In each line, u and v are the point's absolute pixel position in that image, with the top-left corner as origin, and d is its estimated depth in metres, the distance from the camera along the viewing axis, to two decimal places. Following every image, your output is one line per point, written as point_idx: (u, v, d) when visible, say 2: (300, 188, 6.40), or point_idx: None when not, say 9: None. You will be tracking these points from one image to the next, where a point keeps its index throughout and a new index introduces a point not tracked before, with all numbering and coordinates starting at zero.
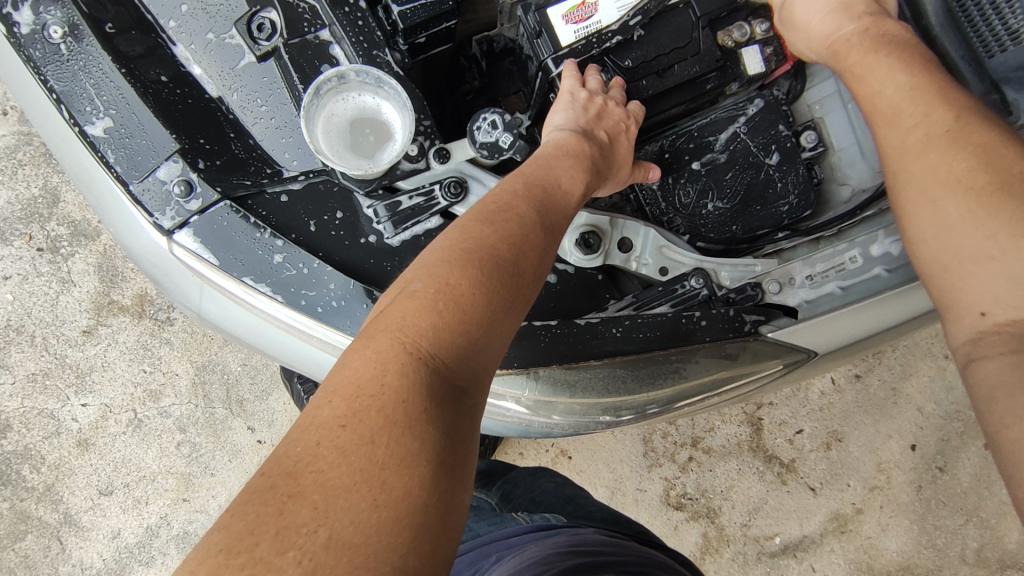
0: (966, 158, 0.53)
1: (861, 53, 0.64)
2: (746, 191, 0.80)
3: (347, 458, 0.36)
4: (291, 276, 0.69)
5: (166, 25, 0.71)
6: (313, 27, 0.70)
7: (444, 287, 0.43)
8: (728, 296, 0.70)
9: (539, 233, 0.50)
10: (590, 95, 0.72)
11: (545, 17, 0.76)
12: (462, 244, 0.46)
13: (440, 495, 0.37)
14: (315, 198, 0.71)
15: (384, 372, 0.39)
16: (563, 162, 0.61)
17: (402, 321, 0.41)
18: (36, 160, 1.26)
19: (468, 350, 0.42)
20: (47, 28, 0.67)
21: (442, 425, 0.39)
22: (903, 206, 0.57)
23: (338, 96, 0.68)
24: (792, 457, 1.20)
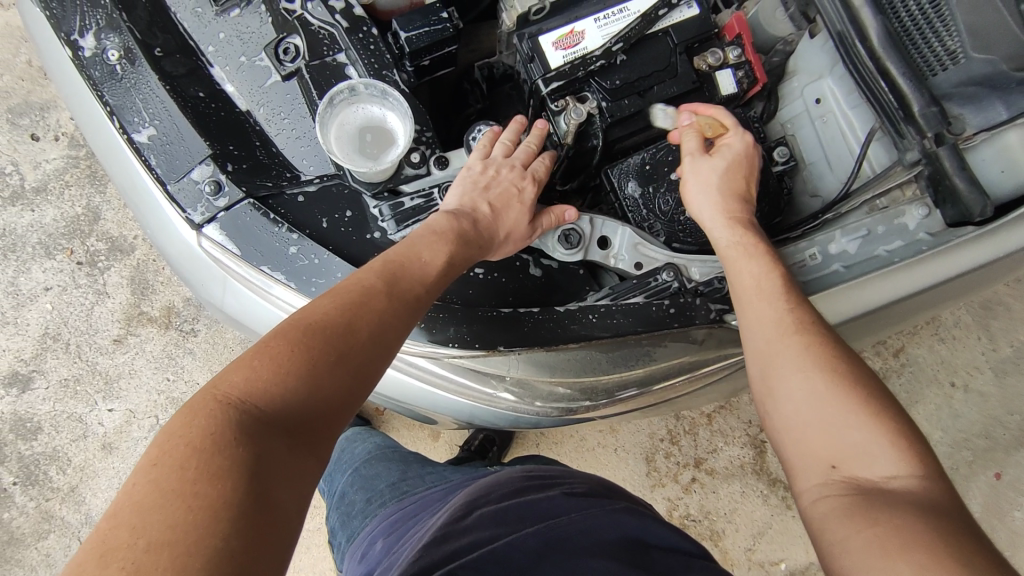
0: (829, 345, 0.60)
1: (755, 238, 0.73)
2: None
3: (154, 483, 0.41)
4: (303, 265, 0.76)
5: (205, 50, 0.82)
6: (332, 52, 0.80)
7: (259, 350, 0.50)
8: (697, 288, 0.76)
9: (366, 295, 0.58)
10: (484, 167, 0.77)
11: (537, 44, 0.86)
12: (283, 319, 0.54)
13: (255, 494, 0.43)
14: (328, 199, 0.80)
15: (197, 419, 0.45)
16: (420, 235, 0.68)
17: (223, 382, 0.49)
18: (81, 181, 1.41)
19: (283, 389, 0.49)
20: (106, 52, 0.79)
21: (257, 450, 0.45)
22: (769, 375, 0.62)
23: (350, 107, 0.78)
24: None
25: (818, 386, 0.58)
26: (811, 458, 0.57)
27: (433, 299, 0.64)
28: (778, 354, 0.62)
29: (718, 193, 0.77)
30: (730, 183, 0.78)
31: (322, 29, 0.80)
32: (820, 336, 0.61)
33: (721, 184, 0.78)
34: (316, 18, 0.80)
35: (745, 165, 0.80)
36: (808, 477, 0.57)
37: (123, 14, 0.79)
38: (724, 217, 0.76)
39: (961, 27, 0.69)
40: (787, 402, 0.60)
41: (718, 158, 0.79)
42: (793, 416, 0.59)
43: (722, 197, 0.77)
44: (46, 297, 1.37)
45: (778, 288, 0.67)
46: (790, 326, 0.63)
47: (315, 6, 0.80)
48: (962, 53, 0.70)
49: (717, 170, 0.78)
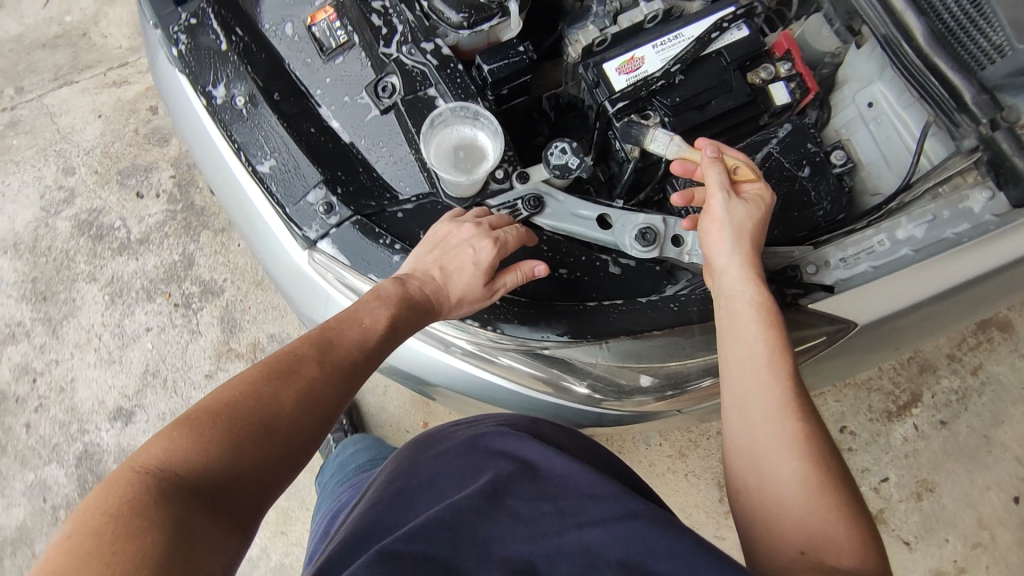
0: (809, 436, 0.61)
1: (763, 300, 0.71)
2: (784, 200, 0.92)
3: (74, 549, 0.45)
4: None
5: (314, 93, 0.95)
6: (424, 86, 0.91)
7: (178, 423, 0.55)
8: (770, 275, 0.80)
9: (297, 369, 0.63)
10: (446, 231, 0.79)
11: (602, 71, 0.96)
12: (210, 395, 0.59)
13: (171, 552, 0.47)
14: (424, 215, 0.89)
15: (112, 488, 0.49)
16: (369, 303, 0.73)
17: (143, 453, 0.53)
18: (178, 230, 1.73)
19: (201, 458, 0.53)
20: (234, 98, 0.92)
21: (176, 514, 0.49)
22: (753, 459, 0.63)
23: (450, 126, 0.89)
24: (881, 508, 1.34)
25: (805, 468, 0.60)
26: (781, 541, 0.59)
27: (370, 364, 0.69)
28: (762, 436, 0.63)
29: (746, 243, 0.75)
30: (753, 235, 0.76)
31: (416, 69, 0.91)
32: (803, 423, 0.62)
33: (749, 237, 0.76)
34: (410, 59, 0.91)
35: (765, 216, 0.78)
36: (775, 558, 0.59)
37: (248, 67, 0.93)
38: (751, 275, 0.74)
39: (1004, 22, 0.75)
40: (764, 484, 0.62)
41: (752, 204, 0.77)
42: (783, 497, 0.60)
43: (747, 250, 0.75)
44: (148, 335, 1.64)
45: (772, 362, 0.66)
46: (776, 408, 0.63)
47: (409, 50, 0.91)
48: (1009, 45, 0.75)
49: (752, 217, 0.76)
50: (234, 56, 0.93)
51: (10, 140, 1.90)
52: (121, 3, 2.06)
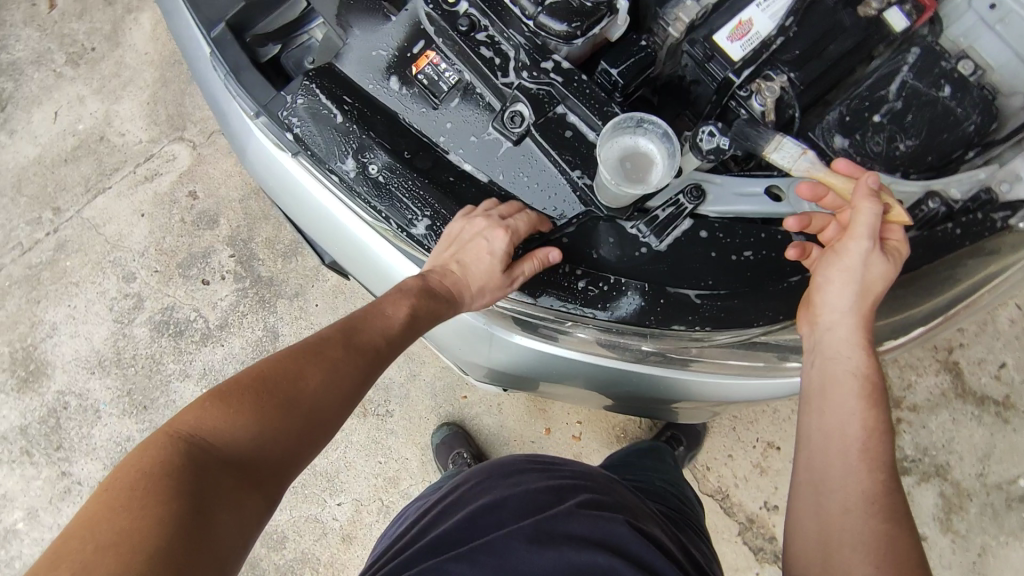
0: (886, 534, 0.65)
1: (872, 370, 0.76)
2: (931, 124, 0.92)
3: (110, 493, 0.55)
4: (596, 293, 0.87)
5: (437, 140, 0.93)
6: (554, 106, 0.90)
7: (211, 396, 0.66)
8: (965, 206, 0.80)
9: (318, 356, 0.74)
10: (462, 228, 0.86)
11: (714, 44, 0.94)
12: (253, 371, 0.70)
13: (183, 505, 0.56)
14: (589, 233, 0.89)
15: (151, 446, 0.60)
16: (392, 300, 0.85)
17: (182, 420, 0.64)
18: (252, 313, 1.93)
19: (231, 431, 0.64)
20: (367, 167, 0.91)
21: (200, 475, 0.60)
22: (829, 543, 0.68)
23: (615, 139, 0.84)
24: (1005, 393, 1.64)
25: (882, 532, 0.66)
26: None
27: (389, 351, 0.82)
28: (838, 529, 0.68)
29: (866, 299, 0.79)
30: (871, 285, 0.79)
31: (540, 90, 0.90)
32: (886, 519, 0.66)
33: (866, 287, 0.79)
34: (531, 84, 0.90)
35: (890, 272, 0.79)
36: None
37: (370, 132, 0.91)
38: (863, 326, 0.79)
39: None
40: (834, 568, 0.66)
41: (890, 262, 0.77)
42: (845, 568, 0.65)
43: (860, 303, 0.79)
44: None
45: (862, 448, 0.71)
46: (859, 501, 0.68)
47: (530, 74, 0.90)
48: None
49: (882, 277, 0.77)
50: (354, 125, 0.92)
51: (65, 263, 1.98)
52: (129, 100, 2.08)
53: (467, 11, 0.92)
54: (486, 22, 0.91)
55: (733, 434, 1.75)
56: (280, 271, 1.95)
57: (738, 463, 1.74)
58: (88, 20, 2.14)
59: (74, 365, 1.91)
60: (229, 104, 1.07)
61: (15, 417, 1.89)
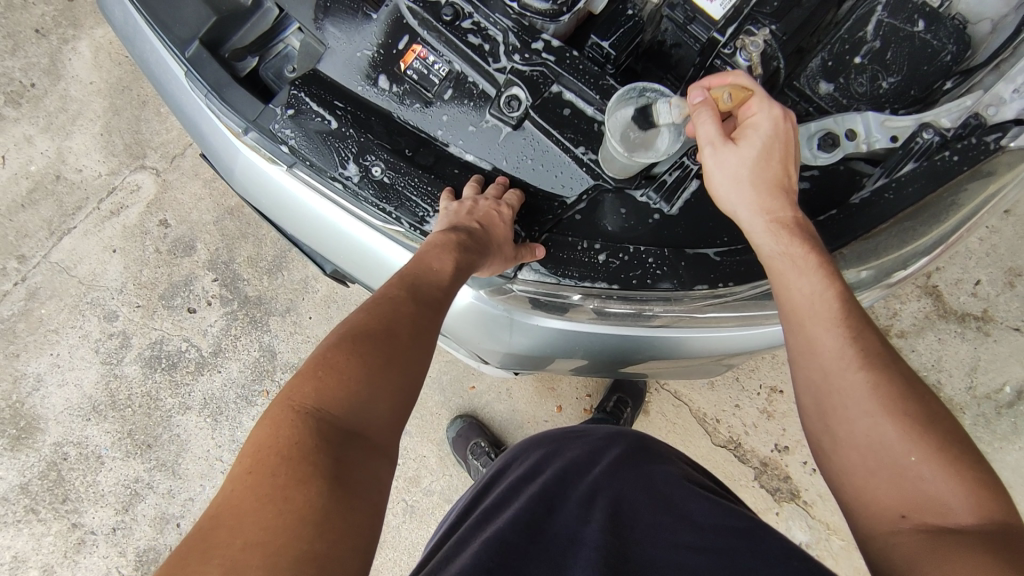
0: (895, 386, 0.67)
1: (803, 247, 0.76)
2: (911, 59, 0.95)
3: (253, 488, 0.56)
4: (618, 265, 0.88)
5: (436, 134, 0.92)
6: (549, 85, 0.90)
7: (319, 363, 0.65)
8: (957, 134, 0.83)
9: (405, 312, 0.73)
10: (461, 203, 0.86)
11: (693, 5, 0.96)
12: (347, 332, 0.69)
13: (324, 491, 0.57)
14: (602, 206, 0.90)
15: (277, 428, 0.60)
16: (437, 246, 0.81)
17: (296, 393, 0.63)
18: (243, 334, 1.89)
19: (351, 403, 0.63)
20: (371, 169, 0.89)
21: (332, 453, 0.60)
22: (840, 422, 0.69)
23: (623, 108, 0.84)
24: (984, 308, 1.72)
25: (870, 381, 0.68)
26: (879, 508, 0.66)
27: (451, 298, 0.79)
28: (844, 401, 0.69)
29: (761, 188, 0.78)
30: (769, 172, 0.78)
31: (533, 70, 0.90)
32: (888, 375, 0.68)
33: (767, 176, 0.78)
34: (524, 66, 0.90)
35: (779, 149, 0.78)
36: (876, 523, 0.65)
37: (369, 135, 0.90)
38: (767, 217, 0.78)
39: None
40: (857, 447, 0.68)
41: (746, 145, 0.78)
42: (850, 433, 0.68)
43: (763, 196, 0.78)
44: None
45: (833, 312, 0.72)
46: (853, 362, 0.69)
47: (521, 56, 0.90)
48: None
49: (746, 162, 0.77)
50: (350, 130, 0.90)
51: (40, 311, 1.91)
52: (80, 133, 2.01)
53: None
54: (470, 8, 0.91)
55: (737, 384, 1.80)
56: (267, 289, 1.91)
57: (746, 412, 1.79)
58: (23, 56, 2.05)
59: (67, 414, 1.85)
60: (210, 122, 1.04)
61: (14, 476, 1.82)
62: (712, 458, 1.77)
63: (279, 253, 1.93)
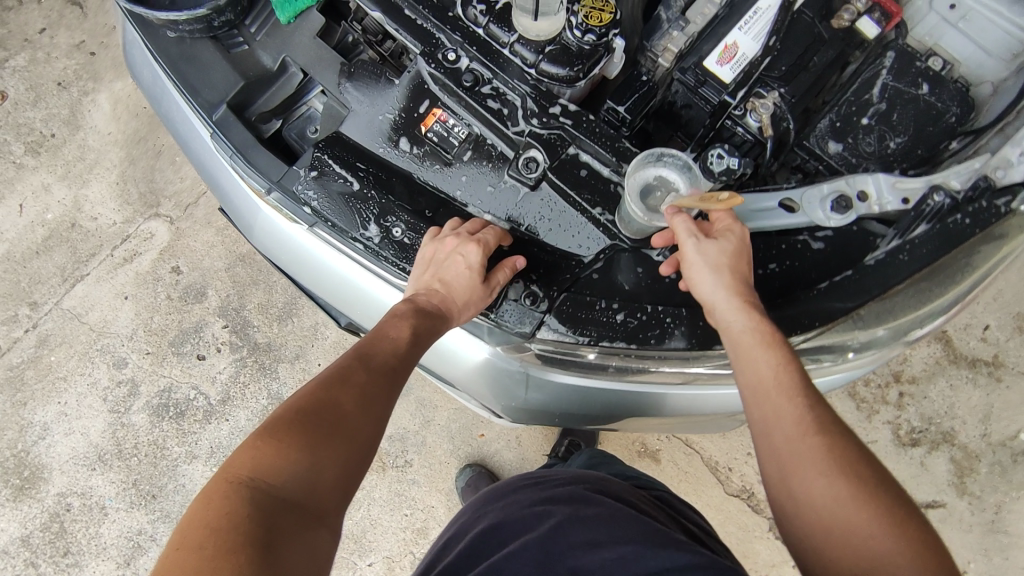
0: (846, 445, 0.66)
1: (759, 320, 0.76)
2: (916, 121, 0.98)
3: (178, 564, 0.53)
4: (636, 324, 0.88)
5: (454, 195, 0.94)
6: (566, 147, 0.92)
7: (255, 434, 0.64)
8: (966, 196, 0.85)
9: (352, 381, 0.72)
10: (430, 252, 0.88)
11: (705, 68, 0.99)
12: (288, 404, 0.68)
13: (256, 562, 0.54)
14: (620, 265, 0.91)
15: (209, 501, 0.58)
16: (394, 321, 0.83)
17: (232, 464, 0.62)
18: (252, 382, 1.89)
19: (288, 472, 0.62)
20: (392, 230, 0.92)
21: (265, 522, 0.58)
22: (796, 487, 0.67)
23: (639, 173, 0.88)
24: (995, 354, 1.72)
25: (826, 446, 0.66)
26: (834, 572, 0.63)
27: (405, 365, 0.78)
28: (799, 463, 0.66)
29: (727, 272, 0.80)
30: (728, 257, 0.81)
31: (551, 134, 0.92)
32: (839, 437, 0.67)
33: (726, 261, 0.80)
34: (541, 129, 0.92)
35: (739, 243, 0.82)
36: None
37: (390, 197, 0.92)
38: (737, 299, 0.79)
39: None
40: (813, 508, 0.65)
41: (722, 241, 0.82)
42: (805, 494, 0.66)
43: (726, 277, 0.80)
44: None
45: (785, 379, 0.71)
46: (811, 426, 0.67)
47: (539, 120, 0.92)
48: None
49: (722, 253, 0.80)
50: (371, 192, 0.92)
51: (50, 358, 1.91)
52: (97, 182, 2.05)
53: (469, 65, 0.94)
54: (489, 74, 0.94)
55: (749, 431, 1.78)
56: (277, 335, 1.92)
57: (758, 459, 1.77)
58: (44, 108, 2.10)
59: (73, 463, 1.83)
60: (229, 179, 1.06)
61: (16, 528, 1.80)
62: (724, 507, 1.74)
63: (289, 300, 1.94)
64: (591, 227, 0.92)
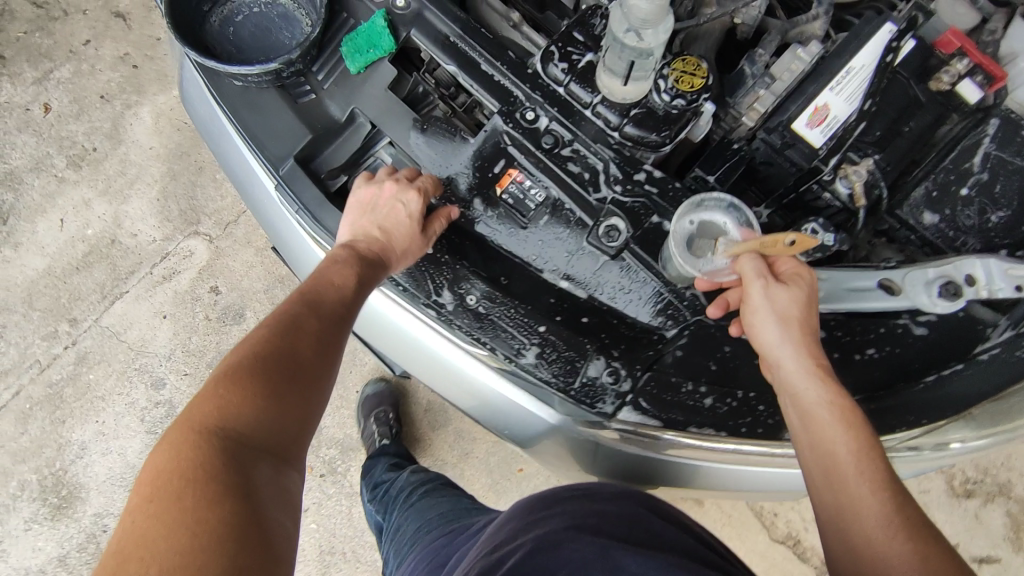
0: (909, 517, 0.64)
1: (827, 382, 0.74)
2: (1021, 193, 0.93)
3: (159, 518, 0.54)
4: (726, 411, 0.85)
5: (529, 260, 0.90)
6: (650, 216, 0.88)
7: (218, 380, 0.64)
8: None
9: (309, 330, 0.74)
10: (370, 196, 0.89)
11: (793, 131, 0.93)
12: (248, 350, 0.68)
13: (233, 507, 0.56)
14: (705, 342, 0.87)
15: (176, 453, 0.58)
16: (335, 266, 0.83)
17: (196, 414, 0.61)
18: None
19: (252, 415, 0.63)
20: (466, 298, 0.88)
21: (239, 469, 0.58)
22: (852, 547, 0.65)
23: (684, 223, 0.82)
24: None
25: (898, 522, 0.63)
26: None
27: (352, 312, 0.80)
28: (861, 523, 0.65)
29: (795, 326, 0.77)
30: (797, 315, 0.78)
31: (635, 201, 0.88)
32: (906, 508, 0.65)
33: (790, 313, 0.78)
34: (625, 196, 0.88)
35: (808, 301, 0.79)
36: None
37: (465, 263, 0.90)
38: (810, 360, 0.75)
39: None
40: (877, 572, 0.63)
41: (795, 288, 0.78)
42: (876, 560, 0.63)
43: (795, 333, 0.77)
44: (308, 515, 1.79)
45: (856, 445, 0.69)
46: (878, 493, 0.66)
47: (623, 187, 0.88)
48: None
49: (791, 303, 0.77)
50: (445, 257, 0.90)
51: (89, 377, 1.90)
52: (137, 199, 2.04)
53: (548, 126, 0.90)
54: (569, 135, 0.89)
55: None
56: None
57: (805, 506, 1.72)
58: (87, 121, 2.09)
59: (109, 484, 1.83)
60: (289, 231, 1.03)
61: (52, 547, 1.79)
62: (769, 555, 1.69)
63: None
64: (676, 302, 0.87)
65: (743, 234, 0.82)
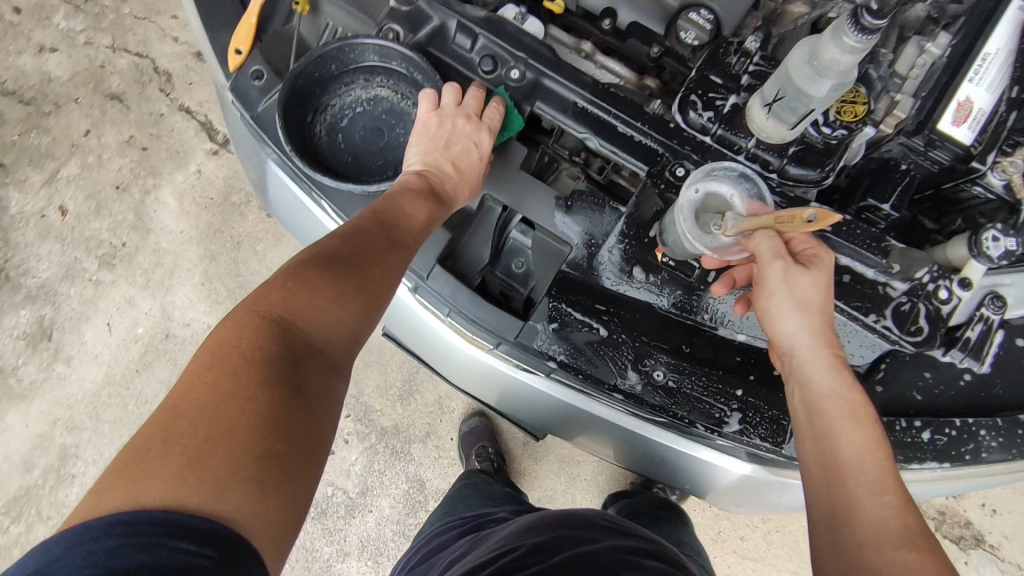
0: (913, 511, 0.64)
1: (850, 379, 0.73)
2: None
3: (212, 378, 0.56)
4: (947, 441, 0.85)
5: (704, 319, 0.87)
6: None
7: (291, 281, 0.66)
8: None
9: (377, 247, 0.75)
10: (439, 120, 0.87)
11: (937, 132, 0.88)
12: (326, 261, 0.70)
13: (284, 427, 0.56)
14: (903, 371, 0.87)
15: (242, 329, 0.61)
16: (406, 194, 0.82)
17: (266, 302, 0.64)
18: (388, 468, 1.77)
19: (315, 329, 0.65)
20: (655, 375, 0.86)
21: (295, 382, 0.60)
22: (851, 505, 0.66)
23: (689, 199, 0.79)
24: None
25: (897, 504, 0.64)
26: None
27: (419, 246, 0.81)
28: (861, 500, 0.65)
29: (814, 316, 0.77)
30: (820, 304, 0.77)
31: None
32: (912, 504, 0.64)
33: (813, 299, 0.77)
34: None
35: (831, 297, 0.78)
36: None
37: (642, 337, 0.87)
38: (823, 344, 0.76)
39: None
40: (865, 521, 0.64)
41: (817, 270, 0.77)
42: (872, 512, 0.64)
43: (811, 320, 0.77)
44: None
45: (874, 431, 0.69)
46: (887, 473, 0.66)
47: None
48: None
49: (813, 287, 0.77)
50: (622, 336, 0.87)
51: None
52: (181, 286, 1.88)
53: None
54: None
55: None
56: (403, 416, 1.80)
57: None
58: (108, 216, 1.93)
59: None
60: (426, 325, 0.97)
61: None
62: None
63: (407, 377, 1.82)
64: (872, 338, 0.85)
65: (748, 206, 0.79)
